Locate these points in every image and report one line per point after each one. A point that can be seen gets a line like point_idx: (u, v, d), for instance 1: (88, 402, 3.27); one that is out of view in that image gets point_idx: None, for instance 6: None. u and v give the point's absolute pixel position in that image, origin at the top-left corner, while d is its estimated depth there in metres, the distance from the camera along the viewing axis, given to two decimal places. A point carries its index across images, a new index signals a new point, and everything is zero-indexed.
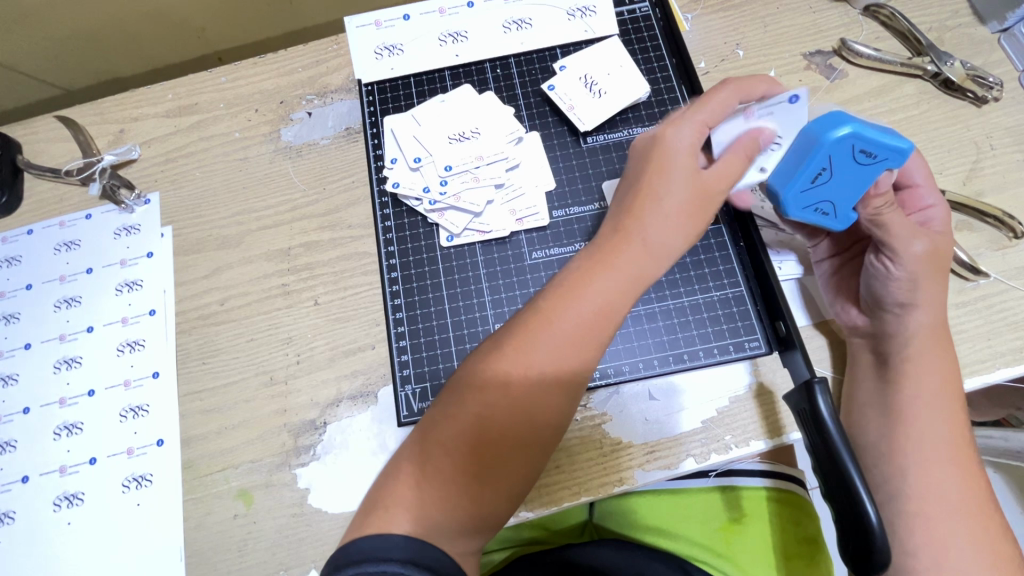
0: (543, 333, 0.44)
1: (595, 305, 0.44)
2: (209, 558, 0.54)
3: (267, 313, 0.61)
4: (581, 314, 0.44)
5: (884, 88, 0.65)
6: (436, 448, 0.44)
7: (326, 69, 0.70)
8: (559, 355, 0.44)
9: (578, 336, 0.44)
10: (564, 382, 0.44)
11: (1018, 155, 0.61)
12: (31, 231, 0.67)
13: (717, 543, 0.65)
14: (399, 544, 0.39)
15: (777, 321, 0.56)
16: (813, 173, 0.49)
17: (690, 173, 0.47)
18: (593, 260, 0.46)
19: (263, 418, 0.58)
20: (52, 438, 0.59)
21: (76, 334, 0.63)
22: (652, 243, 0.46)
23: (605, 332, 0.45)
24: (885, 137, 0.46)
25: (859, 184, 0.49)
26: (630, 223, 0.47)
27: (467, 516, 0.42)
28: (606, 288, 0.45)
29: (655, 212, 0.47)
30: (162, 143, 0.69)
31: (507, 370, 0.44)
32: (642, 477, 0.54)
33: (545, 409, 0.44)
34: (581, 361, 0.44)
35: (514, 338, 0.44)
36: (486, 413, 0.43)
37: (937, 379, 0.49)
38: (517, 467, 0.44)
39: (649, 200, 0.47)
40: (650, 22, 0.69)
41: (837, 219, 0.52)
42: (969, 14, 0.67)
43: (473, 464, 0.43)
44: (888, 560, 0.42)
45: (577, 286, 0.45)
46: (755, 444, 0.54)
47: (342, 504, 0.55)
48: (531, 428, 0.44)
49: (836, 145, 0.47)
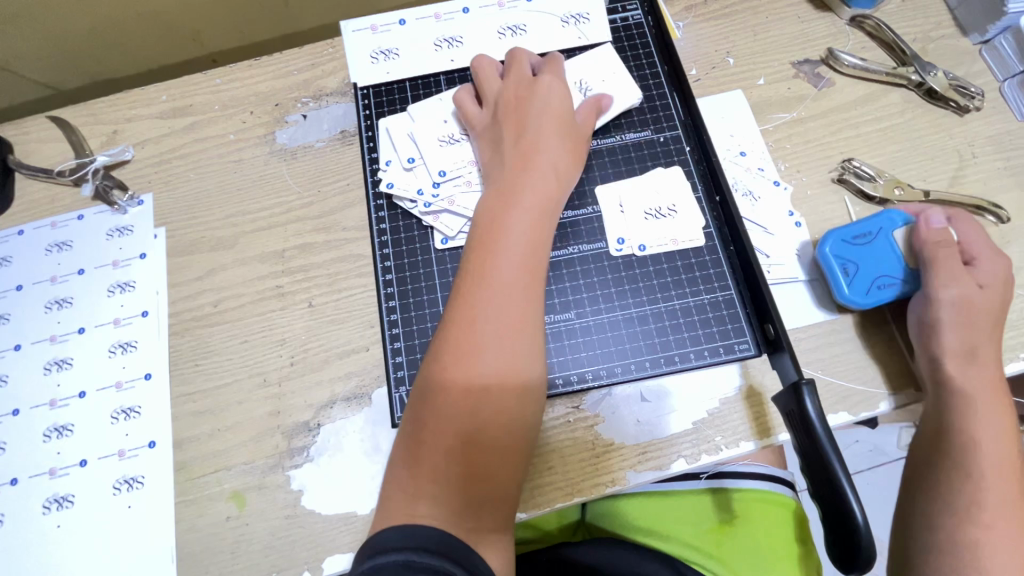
0: (483, 287, 0.48)
1: (519, 243, 0.51)
2: (201, 561, 0.54)
3: (262, 315, 0.61)
4: (511, 257, 0.50)
5: (871, 96, 0.67)
6: (430, 422, 0.46)
7: (322, 72, 0.70)
8: (501, 298, 0.48)
9: (515, 278, 0.49)
10: (519, 314, 0.48)
11: (1000, 163, 0.63)
12: (22, 231, 0.66)
13: (708, 544, 0.66)
14: (418, 533, 0.41)
15: (765, 323, 0.56)
16: (840, 266, 0.57)
17: (559, 116, 0.58)
18: (499, 206, 0.53)
19: (256, 420, 0.58)
20: (42, 440, 0.59)
21: (68, 335, 0.62)
22: (545, 174, 0.55)
23: (535, 261, 0.51)
24: (862, 222, 0.58)
25: (885, 253, 0.56)
26: (523, 171, 0.54)
27: (463, 497, 0.44)
28: (527, 229, 0.51)
29: (546, 154, 0.55)
30: (155, 144, 0.69)
31: (465, 334, 0.47)
32: (633, 478, 0.54)
33: (508, 356, 0.47)
34: (528, 301, 0.49)
35: (459, 303, 0.49)
36: (463, 374, 0.46)
37: (997, 420, 0.49)
38: (509, 410, 0.46)
39: (535, 147, 0.56)
40: (643, 29, 0.70)
41: (903, 282, 0.55)
42: (953, 26, 0.69)
43: (468, 421, 0.46)
44: (875, 555, 0.43)
45: (501, 234, 0.51)
46: (745, 445, 0.55)
47: (335, 506, 0.55)
48: (513, 368, 0.47)
49: (832, 246, 0.58)
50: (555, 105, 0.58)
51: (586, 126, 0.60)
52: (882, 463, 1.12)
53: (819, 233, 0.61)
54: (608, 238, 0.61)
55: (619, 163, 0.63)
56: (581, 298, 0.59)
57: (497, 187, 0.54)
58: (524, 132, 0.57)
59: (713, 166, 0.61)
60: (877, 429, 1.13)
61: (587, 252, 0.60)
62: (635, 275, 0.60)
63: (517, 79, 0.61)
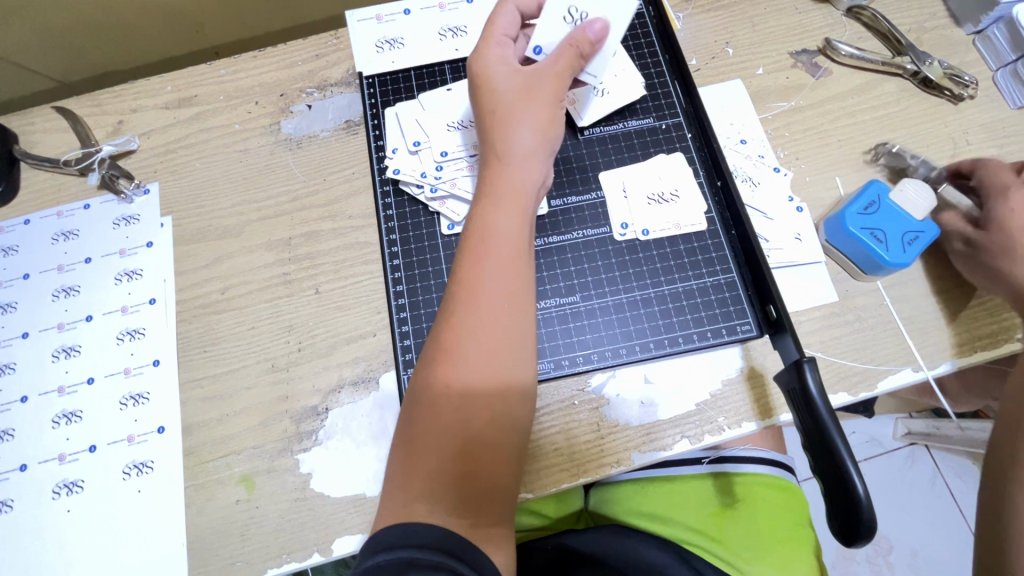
0: (460, 291, 0.47)
1: (497, 241, 0.48)
2: (211, 544, 0.54)
3: (269, 302, 0.62)
4: (488, 258, 0.48)
5: (868, 85, 0.68)
6: (422, 420, 0.46)
7: (326, 63, 0.71)
8: (477, 301, 0.47)
9: (494, 277, 0.47)
10: (494, 311, 0.47)
11: (994, 150, 0.64)
12: (28, 221, 0.67)
13: (710, 527, 0.66)
14: (420, 530, 0.42)
15: (766, 305, 0.57)
16: (870, 235, 0.57)
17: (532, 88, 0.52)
18: (480, 206, 0.50)
19: (264, 405, 0.58)
20: (51, 426, 0.59)
21: (75, 323, 0.63)
22: (522, 161, 0.51)
23: (515, 256, 0.48)
24: (861, 194, 0.59)
25: (895, 212, 0.58)
26: (499, 156, 0.51)
27: (464, 490, 0.44)
28: (502, 222, 0.49)
29: (521, 133, 0.51)
30: (161, 134, 0.69)
31: (445, 339, 0.47)
32: (638, 458, 0.55)
33: (486, 356, 0.46)
34: (505, 297, 0.47)
35: (443, 309, 0.48)
36: (448, 373, 0.46)
37: None
38: (495, 410, 0.46)
39: (511, 129, 0.51)
40: (644, 19, 0.70)
41: (925, 230, 0.57)
42: (947, 17, 0.71)
43: (456, 420, 0.45)
44: (875, 529, 0.44)
45: (481, 237, 0.49)
46: (747, 425, 0.56)
47: (346, 489, 0.55)
48: (495, 367, 0.46)
49: (852, 221, 0.58)
50: (528, 73, 0.53)
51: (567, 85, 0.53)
52: (879, 454, 1.13)
53: (820, 218, 0.63)
54: (612, 223, 0.62)
55: (621, 150, 0.65)
56: (586, 282, 0.60)
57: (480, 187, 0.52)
58: (495, 107, 0.52)
59: (715, 152, 0.62)
60: (874, 420, 1.15)
61: (591, 238, 0.61)
62: (638, 259, 0.61)
63: (494, 42, 0.55)
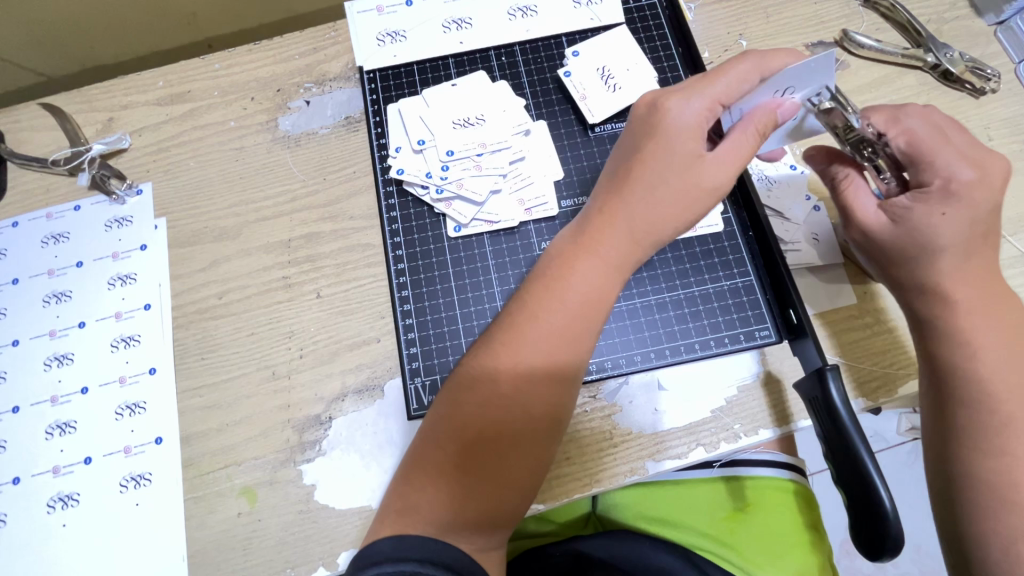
0: (532, 326, 0.44)
1: (581, 294, 0.45)
2: (212, 558, 0.53)
3: (269, 306, 0.60)
4: (566, 308, 0.44)
5: (886, 79, 0.66)
6: (444, 420, 0.44)
7: (324, 56, 0.68)
8: (545, 349, 0.44)
9: (564, 330, 0.44)
10: (563, 364, 0.44)
11: (1016, 145, 0.62)
12: (16, 223, 0.64)
13: (722, 532, 0.66)
14: (420, 544, 0.39)
15: (786, 310, 0.55)
16: None
17: (682, 154, 0.45)
18: (577, 244, 0.46)
19: (265, 415, 0.56)
20: (44, 438, 0.57)
21: (68, 330, 0.60)
22: (636, 229, 0.46)
23: (591, 323, 0.45)
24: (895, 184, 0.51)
25: None
26: (613, 212, 0.46)
27: (479, 510, 0.42)
28: (590, 275, 0.45)
29: (644, 201, 0.46)
30: (153, 132, 0.67)
31: (506, 370, 0.44)
32: (652, 468, 0.54)
33: (537, 412, 0.44)
34: (571, 353, 0.44)
35: (508, 335, 0.44)
36: (492, 407, 0.43)
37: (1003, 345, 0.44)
38: (519, 459, 0.44)
39: (640, 182, 0.46)
40: (656, 10, 0.68)
41: None
42: (967, 6, 0.68)
43: (477, 447, 0.43)
44: (902, 543, 0.42)
45: (567, 278, 0.45)
46: (764, 432, 0.54)
47: (351, 502, 0.53)
48: (533, 425, 0.44)
49: None
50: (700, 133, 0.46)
51: (731, 165, 0.46)
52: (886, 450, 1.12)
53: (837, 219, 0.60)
54: None
55: None
56: None
57: (575, 224, 0.48)
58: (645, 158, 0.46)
59: None
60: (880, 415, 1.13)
61: None
62: (652, 262, 0.59)
63: (698, 93, 0.46)
